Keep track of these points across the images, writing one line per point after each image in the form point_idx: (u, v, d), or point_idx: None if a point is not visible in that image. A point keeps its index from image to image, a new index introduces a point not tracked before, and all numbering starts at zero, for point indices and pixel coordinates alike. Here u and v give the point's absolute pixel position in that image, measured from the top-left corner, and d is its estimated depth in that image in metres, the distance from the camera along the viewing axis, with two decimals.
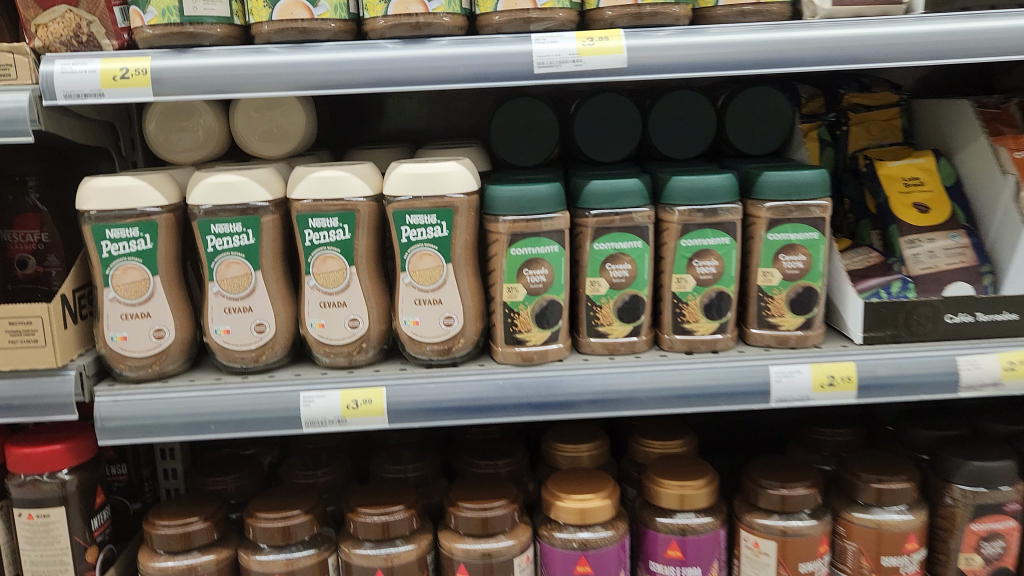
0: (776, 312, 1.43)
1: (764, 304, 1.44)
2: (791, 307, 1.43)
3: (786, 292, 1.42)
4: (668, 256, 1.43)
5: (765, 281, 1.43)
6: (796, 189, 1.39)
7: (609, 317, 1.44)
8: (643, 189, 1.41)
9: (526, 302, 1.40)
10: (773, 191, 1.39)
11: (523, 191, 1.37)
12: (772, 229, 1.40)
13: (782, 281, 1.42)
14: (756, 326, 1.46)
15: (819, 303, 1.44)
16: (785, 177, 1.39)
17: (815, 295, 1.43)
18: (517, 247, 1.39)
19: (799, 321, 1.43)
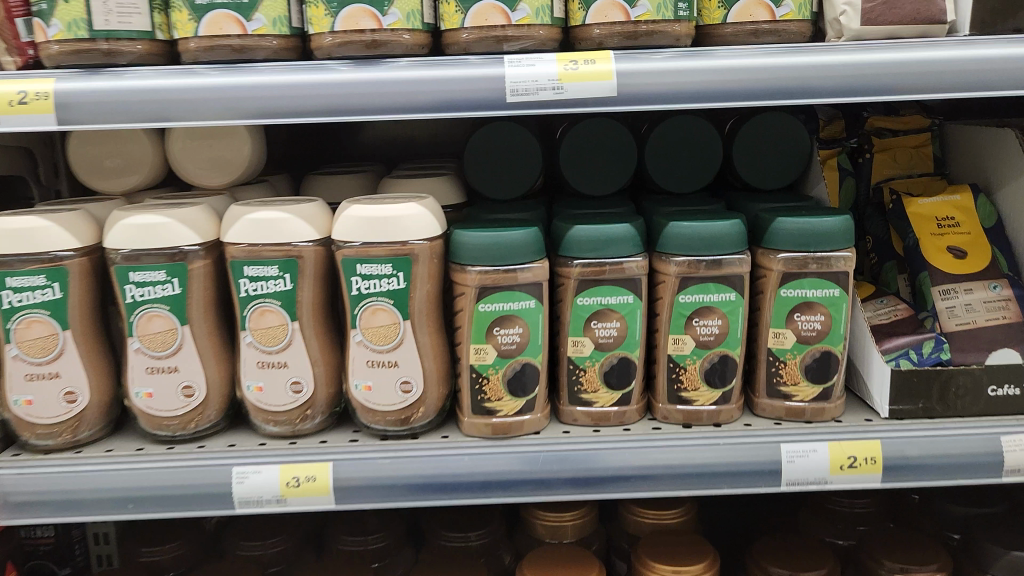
0: (789, 380, 1.23)
1: (776, 370, 1.24)
2: (808, 375, 1.23)
3: (801, 357, 1.22)
4: (663, 312, 1.23)
5: (777, 344, 1.23)
6: (814, 240, 1.19)
7: (594, 383, 1.24)
8: (636, 235, 1.21)
9: (497, 366, 1.21)
10: (786, 240, 1.20)
11: (495, 236, 1.17)
12: (786, 283, 1.20)
13: (796, 344, 1.22)
14: (765, 394, 1.26)
15: (840, 370, 1.23)
16: (801, 225, 1.19)
17: (835, 361, 1.22)
18: (485, 303, 1.19)
19: (816, 391, 1.23)
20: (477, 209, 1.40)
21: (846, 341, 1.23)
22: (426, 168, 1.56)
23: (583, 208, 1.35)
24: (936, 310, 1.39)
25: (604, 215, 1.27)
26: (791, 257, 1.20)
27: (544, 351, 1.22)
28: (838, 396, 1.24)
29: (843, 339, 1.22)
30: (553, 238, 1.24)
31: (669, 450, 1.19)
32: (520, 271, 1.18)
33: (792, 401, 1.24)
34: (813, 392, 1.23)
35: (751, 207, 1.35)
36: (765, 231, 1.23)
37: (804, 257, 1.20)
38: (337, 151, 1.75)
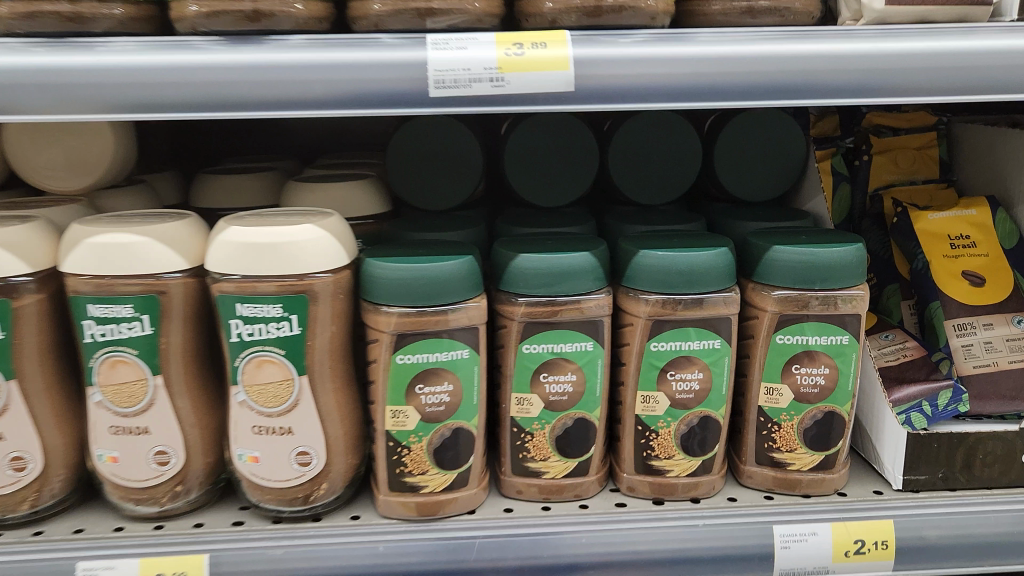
0: (785, 447, 1.00)
1: (768, 433, 1.00)
2: (808, 440, 0.99)
3: (800, 418, 0.99)
4: (630, 363, 0.98)
5: (770, 402, 0.99)
6: (817, 275, 0.95)
7: (545, 451, 0.99)
8: (597, 266, 0.96)
9: (422, 432, 0.95)
10: (783, 275, 0.96)
11: (418, 269, 0.91)
12: (782, 328, 0.97)
13: (795, 403, 0.98)
14: (754, 462, 1.02)
15: (845, 433, 1.00)
16: (801, 256, 0.95)
17: (841, 423, 0.99)
18: (404, 353, 0.93)
19: (817, 460, 1.00)
20: (404, 224, 1.14)
21: (854, 398, 0.99)
22: (347, 168, 1.29)
23: (533, 226, 1.09)
24: (950, 348, 1.16)
25: (557, 238, 1.02)
26: (789, 296, 0.96)
27: (481, 411, 0.97)
28: (842, 464, 1.01)
29: (851, 397, 0.99)
30: (493, 267, 0.99)
31: (637, 536, 0.95)
32: (450, 312, 0.93)
33: (787, 471, 1.01)
34: (813, 460, 1.00)
35: (737, 225, 1.11)
36: (757, 261, 0.98)
37: (805, 296, 0.96)
38: (246, 143, 1.47)
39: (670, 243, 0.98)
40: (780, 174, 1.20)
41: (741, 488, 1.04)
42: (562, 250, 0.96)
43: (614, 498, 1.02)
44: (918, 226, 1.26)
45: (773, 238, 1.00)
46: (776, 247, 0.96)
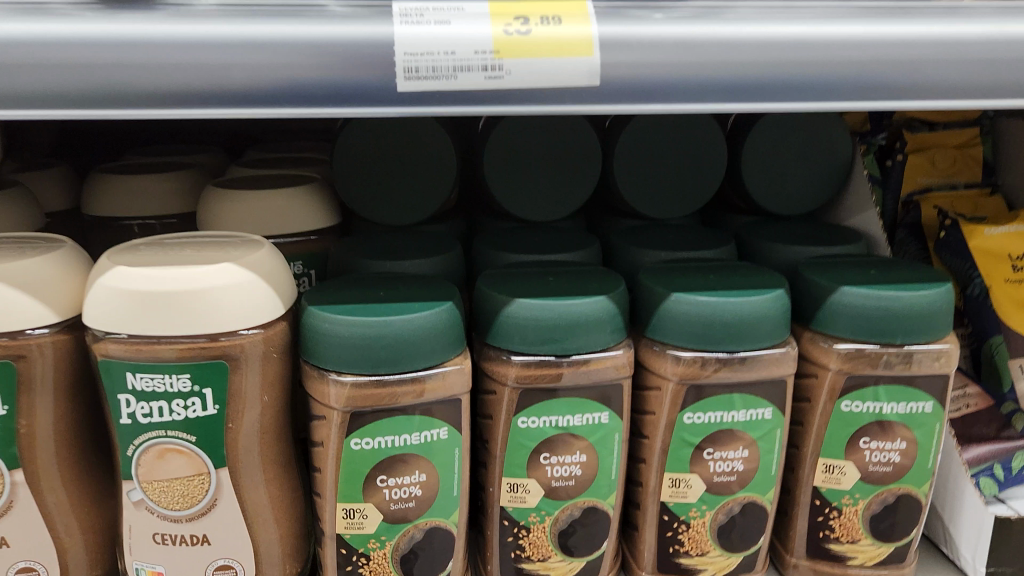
0: (845, 537, 0.80)
1: (825, 520, 0.80)
2: (873, 529, 0.79)
3: (866, 503, 0.79)
4: (654, 437, 0.76)
5: (829, 483, 0.79)
6: (899, 325, 0.73)
7: (545, 549, 0.77)
8: (616, 314, 0.73)
9: (385, 535, 0.72)
10: (854, 324, 0.74)
11: (381, 324, 0.67)
12: (849, 393, 0.76)
13: (861, 484, 0.78)
14: (803, 553, 0.81)
15: (919, 520, 0.80)
16: (879, 302, 0.73)
17: (915, 508, 0.79)
18: (362, 437, 0.69)
19: (883, 553, 0.80)
20: (356, 246, 0.89)
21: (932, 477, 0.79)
22: (284, 168, 1.04)
23: (524, 252, 0.86)
24: (1017, 395, 0.96)
25: (559, 272, 0.79)
26: (859, 352, 0.74)
27: (462, 504, 0.74)
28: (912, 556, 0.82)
29: (927, 476, 0.79)
30: (478, 313, 0.75)
31: None
32: (425, 380, 0.69)
33: (847, 566, 0.80)
34: (880, 553, 0.80)
35: (776, 250, 0.89)
36: (816, 305, 0.77)
37: (881, 351, 0.74)
38: (158, 131, 1.19)
39: (708, 282, 0.75)
40: (819, 184, 0.99)
41: None
42: (571, 294, 0.73)
43: None
44: (972, 242, 0.99)
45: (834, 274, 0.78)
46: (844, 288, 0.74)
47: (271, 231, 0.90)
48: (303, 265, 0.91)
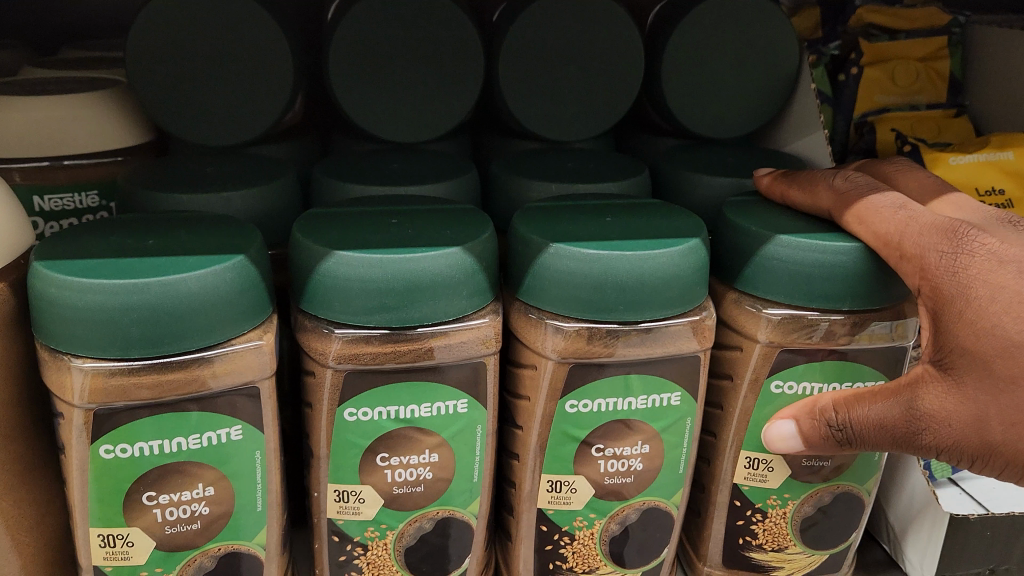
0: (770, 545, 0.65)
1: (746, 525, 0.64)
2: (803, 535, 0.65)
3: (797, 505, 0.64)
4: (529, 429, 0.59)
5: (752, 480, 0.63)
6: (845, 288, 0.56)
7: (388, 571, 0.60)
8: (476, 273, 0.54)
9: (160, 568, 0.54)
10: (788, 286, 0.57)
11: (128, 289, 0.47)
12: (779, 373, 0.59)
13: (791, 482, 0.63)
14: (717, 562, 0.66)
15: (857, 523, 0.66)
16: (821, 257, 0.56)
17: (852, 509, 0.65)
18: (116, 443, 0.50)
19: (813, 561, 0.66)
20: (158, 173, 0.68)
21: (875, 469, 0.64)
22: (87, 70, 0.81)
23: (374, 185, 0.66)
24: None
25: (408, 212, 0.59)
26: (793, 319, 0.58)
27: (272, 520, 0.56)
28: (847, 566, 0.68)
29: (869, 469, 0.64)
30: (291, 268, 0.55)
31: None
32: (205, 365, 0.50)
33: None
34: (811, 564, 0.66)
35: (697, 183, 0.70)
36: (740, 256, 0.59)
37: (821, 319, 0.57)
38: None
39: (602, 229, 0.57)
40: (757, 99, 0.80)
41: None
42: (414, 245, 0.53)
43: None
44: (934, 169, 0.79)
45: (766, 217, 0.60)
46: (776, 237, 0.57)
47: (45, 152, 0.67)
48: (99, 196, 0.70)
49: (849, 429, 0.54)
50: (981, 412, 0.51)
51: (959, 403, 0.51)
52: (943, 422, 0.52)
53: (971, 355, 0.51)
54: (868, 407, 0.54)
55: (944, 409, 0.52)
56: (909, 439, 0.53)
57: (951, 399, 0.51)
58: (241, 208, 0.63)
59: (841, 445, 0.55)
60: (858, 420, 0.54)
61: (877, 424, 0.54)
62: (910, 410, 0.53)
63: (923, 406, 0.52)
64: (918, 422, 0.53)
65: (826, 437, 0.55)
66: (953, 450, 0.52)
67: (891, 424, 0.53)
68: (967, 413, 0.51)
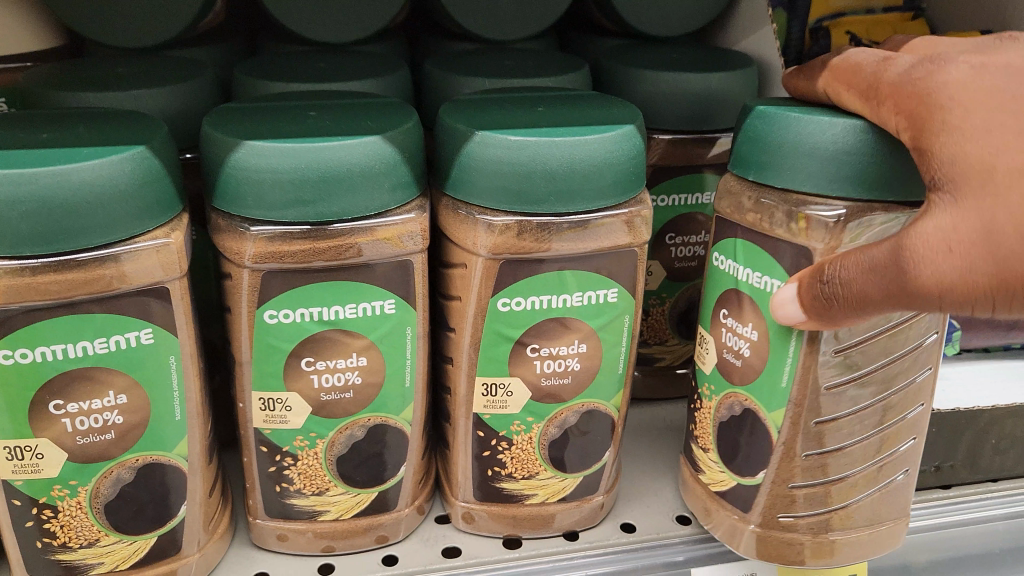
0: (700, 440, 0.63)
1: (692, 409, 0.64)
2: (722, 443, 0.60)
3: (718, 402, 0.60)
4: (461, 330, 0.57)
5: (699, 358, 0.62)
6: (877, 172, 0.50)
7: (321, 481, 0.58)
8: (397, 164, 0.51)
9: (75, 480, 0.51)
10: (812, 171, 0.51)
11: (13, 180, 0.43)
12: (719, 243, 0.58)
13: (716, 375, 0.60)
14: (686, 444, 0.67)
15: (774, 460, 0.57)
16: (841, 136, 0.50)
17: (765, 439, 0.57)
18: (15, 348, 0.47)
19: (725, 483, 0.61)
20: (63, 72, 0.63)
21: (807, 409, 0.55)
22: None
23: (295, 82, 0.62)
24: None
25: (327, 105, 0.56)
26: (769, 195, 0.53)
27: (193, 430, 0.54)
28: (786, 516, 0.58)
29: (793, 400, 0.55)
30: (201, 165, 0.52)
31: None
32: (109, 264, 0.47)
33: (699, 481, 0.64)
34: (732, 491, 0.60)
35: (641, 78, 0.67)
36: (756, 149, 0.53)
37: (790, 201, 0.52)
38: None
39: (531, 118, 0.54)
40: None
41: (640, 500, 0.67)
42: (330, 134, 0.50)
43: (441, 539, 0.62)
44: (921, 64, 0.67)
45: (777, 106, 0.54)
46: (791, 120, 0.51)
47: None
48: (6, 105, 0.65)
49: (839, 280, 0.48)
50: (987, 223, 0.43)
51: (968, 225, 0.44)
52: (941, 251, 0.44)
53: (972, 166, 0.44)
54: (863, 259, 0.47)
55: (938, 235, 0.44)
56: (916, 282, 0.45)
57: (963, 222, 0.44)
58: (150, 107, 0.59)
59: (839, 305, 0.48)
60: (851, 271, 0.47)
61: (872, 271, 0.46)
62: (909, 245, 0.45)
63: (922, 238, 0.45)
64: (919, 254, 0.45)
65: (823, 301, 0.49)
66: (969, 285, 0.44)
67: (887, 267, 0.46)
68: (972, 227, 0.44)
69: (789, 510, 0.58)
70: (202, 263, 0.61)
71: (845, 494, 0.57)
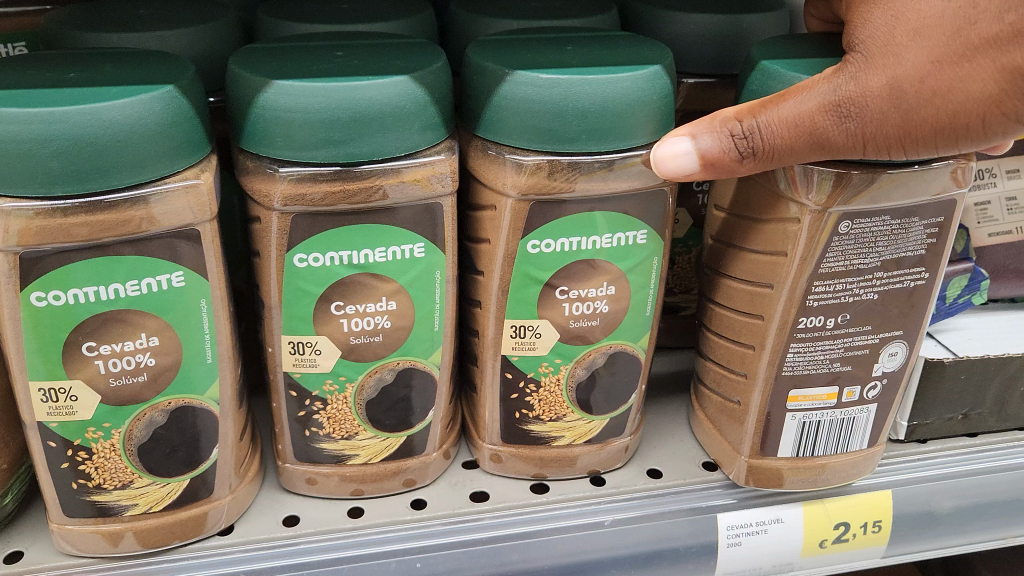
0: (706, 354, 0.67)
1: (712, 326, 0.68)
2: (717, 356, 0.65)
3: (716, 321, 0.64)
4: (490, 273, 0.57)
5: None
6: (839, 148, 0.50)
7: (350, 426, 0.58)
8: (428, 105, 0.50)
9: (108, 423, 0.52)
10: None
11: (42, 120, 0.43)
12: None
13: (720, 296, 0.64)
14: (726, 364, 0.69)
15: (732, 352, 0.63)
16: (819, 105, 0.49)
17: (727, 329, 0.63)
18: (48, 289, 0.47)
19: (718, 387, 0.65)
20: (86, 13, 0.62)
21: (750, 304, 0.60)
22: None
23: (319, 23, 0.61)
24: None
25: (354, 46, 0.55)
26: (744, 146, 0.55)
27: (225, 373, 0.55)
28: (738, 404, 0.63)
29: (736, 291, 0.61)
30: (229, 107, 0.52)
31: (509, 559, 0.57)
32: (139, 206, 0.47)
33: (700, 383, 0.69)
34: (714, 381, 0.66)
35: (672, 20, 0.66)
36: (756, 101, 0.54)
37: None
38: None
39: (561, 57, 0.53)
40: None
41: (664, 448, 0.68)
42: (359, 74, 0.49)
43: (469, 484, 0.63)
44: None
45: (797, 62, 0.53)
46: (782, 78, 0.52)
47: None
48: (28, 49, 0.63)
49: (751, 135, 0.50)
50: (896, 76, 0.48)
51: (873, 77, 0.49)
52: (860, 101, 0.49)
53: (881, 38, 0.48)
54: (784, 113, 0.49)
55: (854, 88, 0.49)
56: (834, 132, 0.49)
57: (872, 78, 0.49)
58: (174, 48, 0.58)
59: (747, 157, 0.51)
60: (769, 126, 0.50)
61: (794, 126, 0.49)
62: (828, 99, 0.49)
63: (841, 93, 0.49)
64: (841, 111, 0.49)
65: (732, 153, 0.51)
66: (883, 131, 0.49)
67: (810, 120, 0.49)
68: (882, 80, 0.48)
69: (738, 396, 0.63)
70: (228, 207, 0.61)
71: (783, 397, 0.61)
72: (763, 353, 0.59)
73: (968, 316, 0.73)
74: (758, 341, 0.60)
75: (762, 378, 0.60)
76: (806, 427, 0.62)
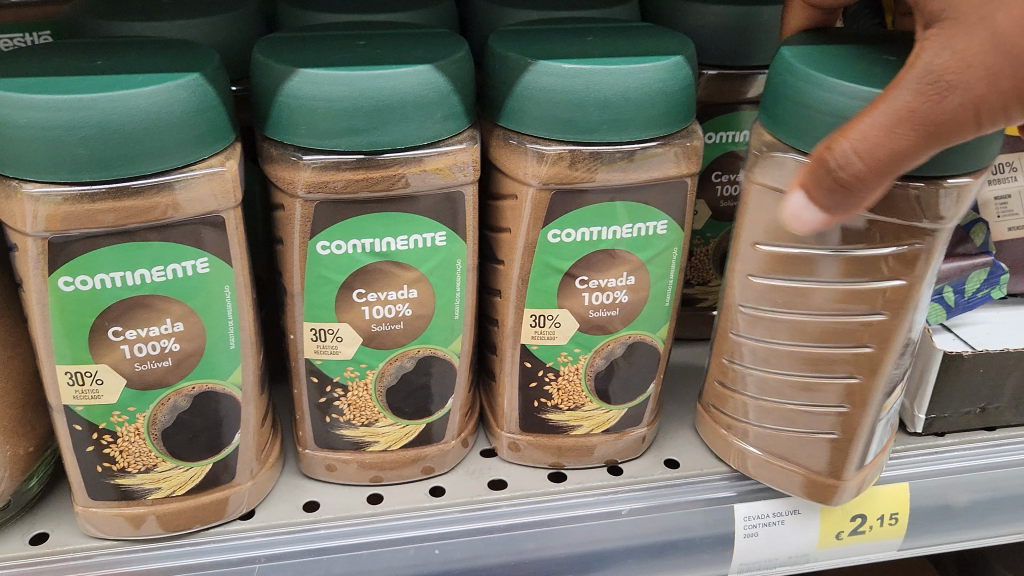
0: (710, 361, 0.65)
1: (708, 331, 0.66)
2: (728, 368, 0.63)
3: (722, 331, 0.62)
4: (510, 263, 0.57)
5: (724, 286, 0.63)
6: None
7: (370, 412, 0.59)
8: (450, 94, 0.50)
9: (133, 408, 0.52)
10: (820, 135, 0.49)
11: (70, 106, 0.44)
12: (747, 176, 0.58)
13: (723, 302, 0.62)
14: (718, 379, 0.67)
15: (785, 383, 0.59)
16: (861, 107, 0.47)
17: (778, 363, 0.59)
18: (75, 275, 0.48)
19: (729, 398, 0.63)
20: (112, 3, 0.62)
21: (818, 334, 0.57)
22: None
23: (342, 13, 0.61)
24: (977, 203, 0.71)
25: (377, 35, 0.55)
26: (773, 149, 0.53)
27: (247, 359, 0.55)
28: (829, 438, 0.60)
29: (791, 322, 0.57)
30: (253, 96, 0.52)
31: (526, 547, 0.57)
32: (165, 192, 0.47)
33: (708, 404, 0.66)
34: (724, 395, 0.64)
35: (693, 12, 0.66)
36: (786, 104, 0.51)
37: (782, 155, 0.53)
38: None
39: (583, 47, 0.53)
40: None
41: (681, 439, 0.68)
42: (383, 63, 0.50)
43: (487, 472, 0.63)
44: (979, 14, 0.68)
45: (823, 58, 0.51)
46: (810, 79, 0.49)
47: None
48: (52, 38, 0.63)
49: (854, 159, 0.40)
50: (1001, 28, 0.37)
51: (969, 40, 0.38)
52: (962, 74, 0.38)
53: None
54: (873, 122, 0.40)
55: (951, 60, 0.39)
56: (940, 120, 0.39)
57: (961, 40, 0.38)
58: (198, 37, 0.58)
59: (863, 183, 0.41)
60: (867, 141, 0.40)
61: (895, 132, 0.40)
62: (920, 86, 0.39)
63: (931, 73, 0.39)
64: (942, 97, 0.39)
65: (843, 183, 0.41)
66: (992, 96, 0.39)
67: (910, 120, 0.40)
68: (983, 40, 0.38)
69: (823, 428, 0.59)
70: (251, 195, 0.61)
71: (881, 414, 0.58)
72: (873, 375, 0.56)
73: (988, 309, 0.73)
74: (864, 368, 0.56)
75: (867, 401, 0.58)
76: (887, 426, 0.61)
